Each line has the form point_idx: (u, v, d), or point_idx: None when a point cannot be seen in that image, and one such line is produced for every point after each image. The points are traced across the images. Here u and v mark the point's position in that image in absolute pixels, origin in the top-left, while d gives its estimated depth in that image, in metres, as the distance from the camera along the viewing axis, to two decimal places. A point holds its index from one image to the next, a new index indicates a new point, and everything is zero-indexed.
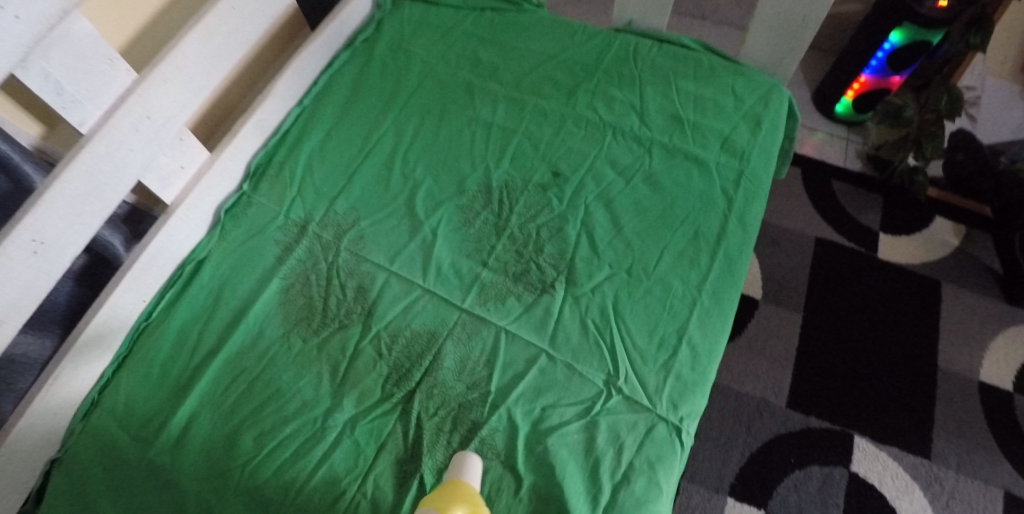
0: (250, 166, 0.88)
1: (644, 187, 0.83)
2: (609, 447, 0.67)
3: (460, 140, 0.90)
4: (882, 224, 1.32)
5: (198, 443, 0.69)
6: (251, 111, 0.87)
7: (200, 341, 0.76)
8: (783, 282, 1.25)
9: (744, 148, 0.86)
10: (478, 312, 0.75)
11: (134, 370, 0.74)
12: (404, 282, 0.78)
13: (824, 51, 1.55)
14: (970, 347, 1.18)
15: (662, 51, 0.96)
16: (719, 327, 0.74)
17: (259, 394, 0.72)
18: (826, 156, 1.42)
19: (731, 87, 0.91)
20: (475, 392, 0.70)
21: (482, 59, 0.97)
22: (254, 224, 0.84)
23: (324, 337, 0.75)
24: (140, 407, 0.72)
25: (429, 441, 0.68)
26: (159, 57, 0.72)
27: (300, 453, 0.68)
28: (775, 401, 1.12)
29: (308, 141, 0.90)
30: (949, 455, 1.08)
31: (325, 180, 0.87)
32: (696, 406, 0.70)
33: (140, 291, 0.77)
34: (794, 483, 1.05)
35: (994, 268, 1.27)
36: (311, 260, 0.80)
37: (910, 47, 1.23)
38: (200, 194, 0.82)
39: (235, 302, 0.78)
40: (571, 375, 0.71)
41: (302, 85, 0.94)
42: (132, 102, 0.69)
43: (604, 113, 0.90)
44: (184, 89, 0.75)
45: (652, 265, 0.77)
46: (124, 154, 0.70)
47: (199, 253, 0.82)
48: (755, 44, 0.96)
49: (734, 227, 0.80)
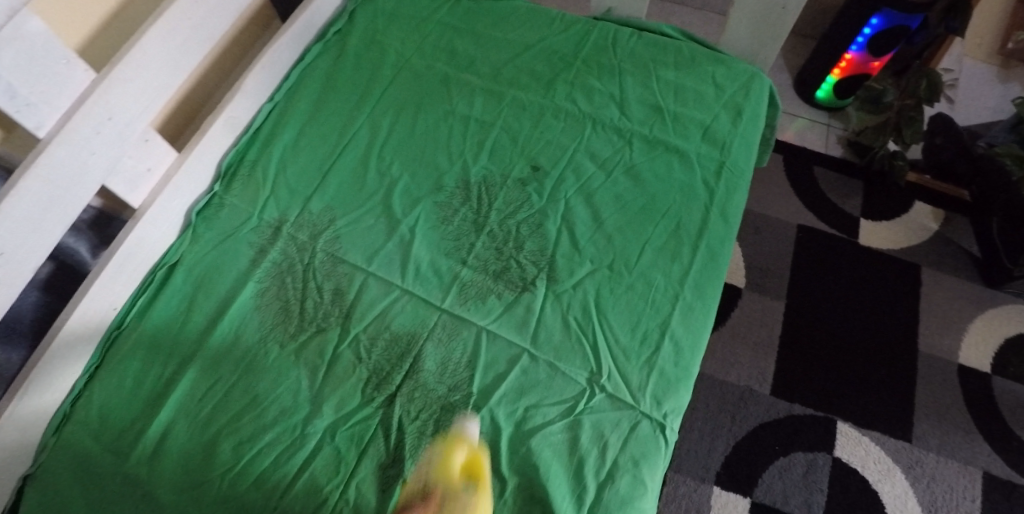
0: (221, 166, 0.85)
1: (625, 180, 0.82)
2: (593, 446, 0.66)
3: (437, 135, 0.88)
4: (863, 209, 1.32)
5: (175, 454, 0.67)
6: (221, 109, 0.84)
7: (174, 348, 0.74)
8: (766, 270, 1.25)
9: (725, 138, 0.85)
10: (459, 312, 0.74)
11: (106, 380, 0.72)
12: (383, 282, 0.77)
13: (804, 35, 1.54)
14: (949, 331, 1.20)
15: (642, 39, 0.94)
16: (702, 321, 0.73)
17: (236, 402, 0.70)
18: (806, 142, 1.42)
19: (711, 76, 0.90)
20: (457, 394, 0.69)
21: (459, 50, 0.95)
22: (226, 226, 0.81)
23: (302, 342, 0.74)
24: (114, 419, 0.70)
25: (412, 445, 0.67)
26: (119, 55, 0.69)
27: (280, 461, 0.67)
28: (759, 390, 1.13)
29: (280, 138, 0.88)
30: (930, 437, 1.10)
31: (299, 179, 0.85)
32: (680, 401, 0.69)
33: (109, 298, 0.75)
34: (778, 470, 1.06)
35: (973, 251, 1.28)
36: (287, 262, 0.78)
37: (889, 32, 1.22)
38: (170, 196, 0.79)
39: (209, 307, 0.76)
40: (553, 374, 0.70)
41: (273, 80, 0.92)
42: (92, 103, 0.66)
43: (584, 105, 0.89)
44: (147, 88, 0.72)
45: (634, 260, 0.76)
46: (86, 158, 0.67)
47: (171, 257, 0.79)
48: (736, 30, 0.95)
49: (716, 219, 0.79)
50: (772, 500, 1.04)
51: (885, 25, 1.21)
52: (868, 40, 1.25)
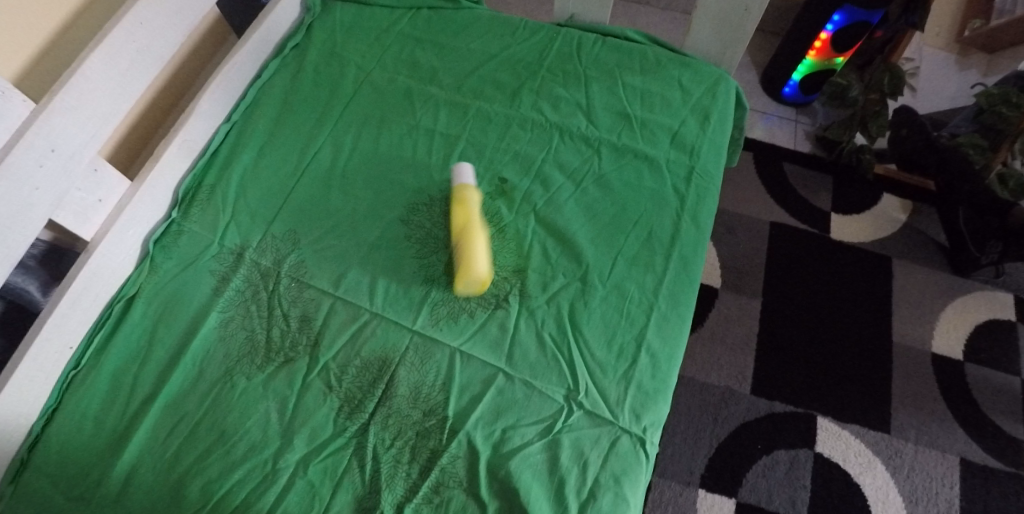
0: (178, 192, 0.82)
1: (595, 189, 0.81)
2: (573, 464, 0.65)
3: (402, 151, 0.86)
4: (833, 204, 1.33)
5: (141, 497, 0.65)
6: (174, 133, 0.81)
7: (136, 385, 0.71)
8: (741, 268, 1.25)
9: (693, 143, 0.84)
10: (431, 333, 0.72)
11: (65, 423, 0.69)
12: (351, 306, 0.74)
13: (769, 32, 1.55)
14: (922, 320, 1.21)
15: (607, 45, 0.93)
16: (678, 331, 0.73)
17: (203, 438, 0.68)
18: (775, 139, 1.42)
19: (677, 79, 0.89)
20: (433, 418, 0.68)
21: (421, 62, 0.93)
22: (186, 254, 0.78)
23: (270, 372, 0.71)
24: (75, 464, 0.67)
25: (388, 475, 0.65)
26: (59, 83, 0.65)
27: (251, 499, 0.64)
28: (739, 389, 1.13)
29: (239, 160, 0.85)
30: (908, 428, 1.11)
31: (260, 202, 0.82)
32: (659, 414, 0.68)
33: (65, 338, 0.71)
34: (762, 469, 1.06)
35: (941, 240, 1.30)
36: (251, 289, 0.76)
37: (852, 28, 1.23)
38: (124, 226, 0.76)
39: (171, 341, 0.73)
40: (530, 392, 0.69)
41: (229, 99, 0.89)
42: (32, 134, 0.63)
43: (551, 114, 0.87)
44: (92, 116, 0.69)
45: (607, 271, 0.75)
46: (28, 193, 0.64)
47: (128, 289, 0.76)
48: (700, 33, 0.94)
49: (688, 225, 0.78)
50: (757, 500, 1.04)
51: (846, 21, 1.22)
52: (831, 36, 1.26)
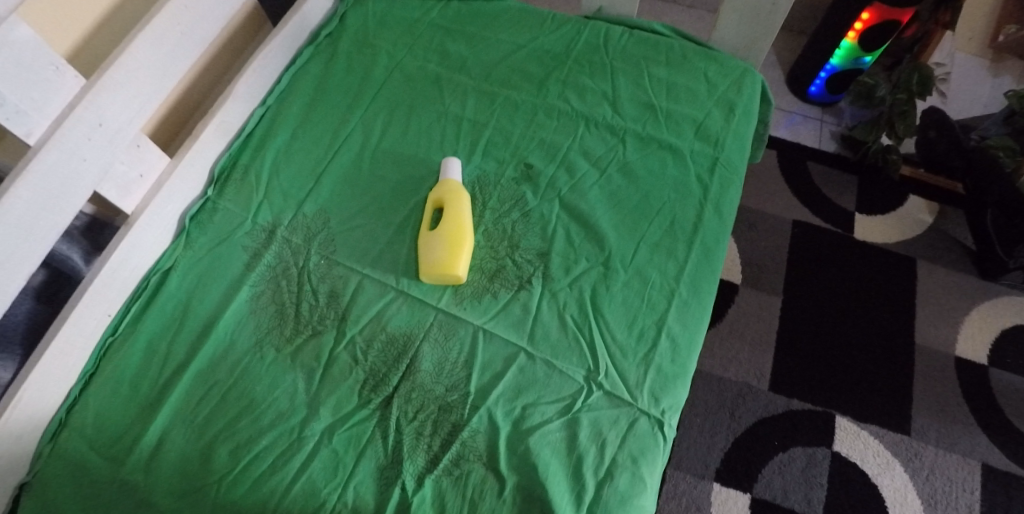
0: (214, 171, 0.85)
1: (619, 177, 0.82)
2: (591, 443, 0.66)
3: (430, 136, 0.88)
4: (857, 204, 1.32)
5: (172, 459, 0.67)
6: (212, 113, 0.84)
7: (170, 354, 0.73)
8: (762, 265, 1.25)
9: (718, 134, 0.85)
10: (455, 311, 0.74)
11: (102, 387, 0.71)
12: (378, 284, 0.77)
13: (797, 32, 1.55)
14: (945, 323, 1.20)
15: (633, 37, 0.94)
16: (698, 318, 0.73)
17: (233, 406, 0.70)
18: (799, 138, 1.42)
19: (703, 72, 0.90)
20: (455, 394, 0.69)
21: (451, 51, 0.95)
22: (220, 230, 0.81)
23: (298, 345, 0.73)
24: (110, 426, 0.69)
25: (410, 446, 0.67)
26: (108, 61, 0.69)
27: (278, 465, 0.66)
28: (757, 385, 1.13)
29: (273, 142, 0.87)
30: (928, 431, 1.10)
31: (292, 182, 0.85)
32: (677, 398, 0.69)
33: (104, 305, 0.73)
34: (778, 465, 1.06)
35: (968, 243, 1.28)
36: (281, 266, 0.78)
37: (881, 28, 1.23)
38: (163, 201, 0.79)
39: (204, 313, 0.76)
40: (551, 372, 0.70)
41: (264, 83, 0.91)
42: (82, 108, 0.66)
43: (577, 104, 0.89)
44: (137, 93, 0.72)
45: (630, 256, 0.76)
46: (77, 164, 0.66)
47: (164, 262, 0.79)
48: (728, 26, 0.95)
49: (711, 215, 0.79)
50: (773, 496, 1.03)
51: (877, 20, 1.21)
52: (859, 36, 1.26)
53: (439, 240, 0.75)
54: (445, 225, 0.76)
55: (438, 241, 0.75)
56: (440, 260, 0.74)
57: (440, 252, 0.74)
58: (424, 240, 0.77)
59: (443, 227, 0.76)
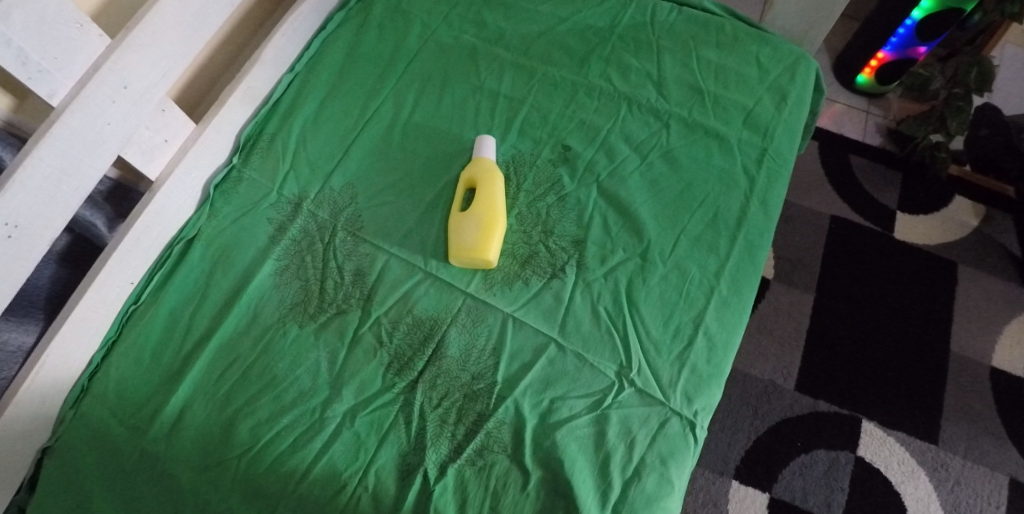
0: (240, 138, 0.82)
1: (661, 164, 0.78)
2: (620, 441, 0.64)
3: (464, 111, 0.84)
4: (899, 202, 1.27)
5: (192, 432, 0.65)
6: (239, 78, 0.81)
7: (192, 324, 0.71)
8: (796, 261, 1.21)
9: (768, 123, 0.80)
10: (484, 297, 0.71)
11: (124, 355, 0.70)
12: (405, 264, 0.74)
13: (849, 17, 1.48)
14: (983, 331, 1.16)
15: (683, 15, 0.89)
16: (736, 317, 0.70)
17: (255, 381, 0.68)
18: (842, 129, 1.37)
19: (755, 56, 0.85)
20: (481, 382, 0.67)
21: (488, 21, 0.91)
22: (245, 201, 0.78)
23: (321, 323, 0.71)
24: (131, 395, 0.68)
25: (433, 433, 0.65)
26: (134, 20, 0.65)
27: (299, 444, 0.65)
28: (783, 384, 1.10)
29: (301, 111, 0.84)
30: (957, 441, 1.07)
31: (319, 153, 0.82)
32: (711, 399, 0.67)
33: (127, 273, 0.71)
34: (800, 467, 1.03)
35: (1013, 250, 1.23)
36: (306, 240, 0.76)
37: (940, 17, 1.17)
38: (188, 168, 0.76)
39: (228, 284, 0.74)
40: (581, 365, 0.67)
41: (294, 49, 0.88)
42: (107, 69, 0.63)
43: (619, 83, 0.85)
44: (164, 55, 0.69)
45: (668, 249, 0.73)
46: (101, 128, 0.64)
47: (188, 231, 0.76)
48: (785, 9, 0.89)
49: (756, 208, 0.75)
50: (792, 497, 1.01)
51: (937, 9, 1.16)
52: (917, 24, 1.20)
53: (473, 223, 0.72)
54: (479, 207, 0.73)
55: (473, 224, 0.72)
56: (473, 244, 0.71)
57: (473, 236, 0.71)
58: (455, 221, 0.73)
59: (478, 209, 0.73)
